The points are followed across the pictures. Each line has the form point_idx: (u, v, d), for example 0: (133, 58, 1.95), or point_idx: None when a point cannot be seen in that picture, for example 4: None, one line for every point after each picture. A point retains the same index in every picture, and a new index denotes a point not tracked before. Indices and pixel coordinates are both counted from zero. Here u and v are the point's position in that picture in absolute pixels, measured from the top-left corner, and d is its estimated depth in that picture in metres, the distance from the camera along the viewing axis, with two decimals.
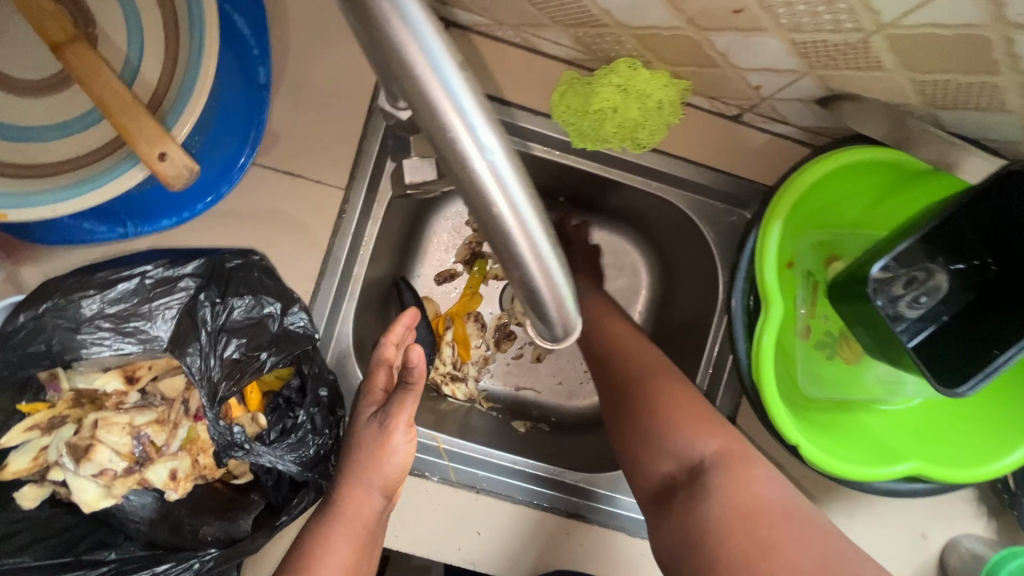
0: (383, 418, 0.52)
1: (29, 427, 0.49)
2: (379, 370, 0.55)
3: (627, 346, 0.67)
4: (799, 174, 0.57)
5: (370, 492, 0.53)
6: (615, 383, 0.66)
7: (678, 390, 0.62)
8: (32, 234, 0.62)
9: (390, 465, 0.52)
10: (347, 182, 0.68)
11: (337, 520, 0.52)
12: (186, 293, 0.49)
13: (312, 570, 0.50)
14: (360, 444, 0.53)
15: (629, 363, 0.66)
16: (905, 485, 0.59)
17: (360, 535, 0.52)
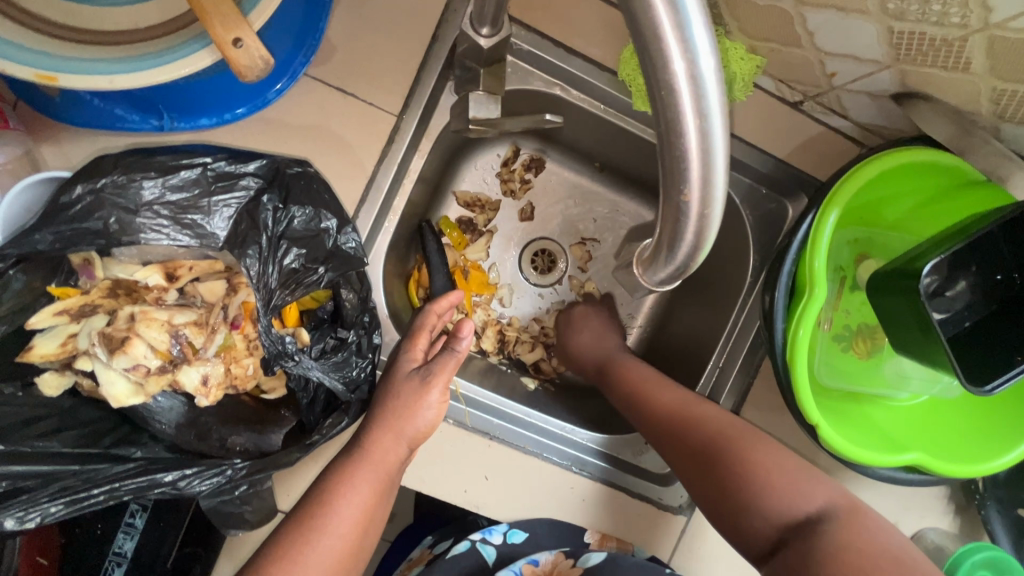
0: (424, 375, 0.58)
1: (57, 312, 0.46)
2: (422, 334, 0.62)
3: (706, 417, 0.67)
4: (857, 169, 0.59)
5: (398, 441, 0.56)
6: (682, 436, 0.67)
7: (744, 436, 0.65)
8: (57, 111, 0.57)
9: (422, 418, 0.57)
10: (400, 109, 0.65)
11: (362, 461, 0.55)
12: (248, 191, 0.47)
13: (336, 501, 0.53)
14: (396, 394, 0.58)
15: (698, 428, 0.66)
16: (900, 474, 0.64)
17: (380, 480, 0.55)
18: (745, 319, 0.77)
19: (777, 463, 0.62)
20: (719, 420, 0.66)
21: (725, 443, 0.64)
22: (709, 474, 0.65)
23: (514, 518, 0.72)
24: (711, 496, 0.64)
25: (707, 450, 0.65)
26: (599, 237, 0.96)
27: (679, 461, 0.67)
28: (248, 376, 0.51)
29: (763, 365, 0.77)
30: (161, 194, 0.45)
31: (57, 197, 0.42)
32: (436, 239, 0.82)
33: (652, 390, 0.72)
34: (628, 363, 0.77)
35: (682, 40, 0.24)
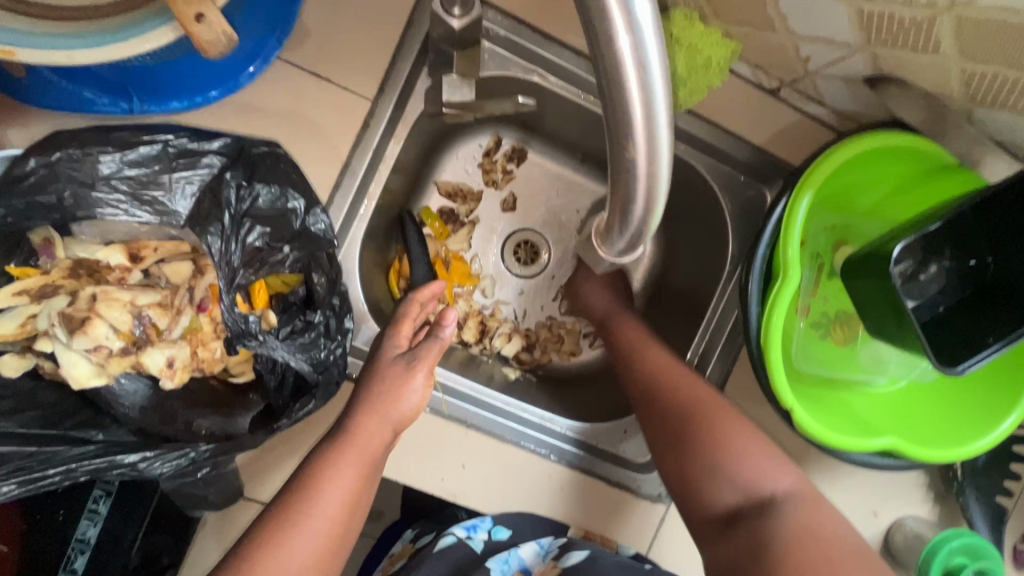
0: (412, 361, 0.59)
1: (17, 292, 0.45)
2: (406, 321, 0.62)
3: (673, 377, 0.69)
4: (831, 152, 0.59)
5: (382, 424, 0.56)
6: (654, 405, 0.69)
7: (713, 408, 0.66)
8: (21, 91, 0.56)
9: (406, 401, 0.57)
10: (375, 94, 0.64)
11: (347, 445, 0.54)
12: (211, 170, 0.46)
13: (320, 486, 0.52)
14: (381, 380, 0.58)
15: (675, 398, 0.67)
16: (876, 458, 0.64)
17: (366, 464, 0.54)
18: (723, 307, 0.78)
19: (749, 442, 0.64)
20: (698, 394, 0.67)
21: (698, 418, 0.66)
22: (677, 445, 0.66)
23: (491, 507, 0.72)
24: (673, 459, 0.66)
25: (681, 422, 0.66)
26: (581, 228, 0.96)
27: (654, 430, 0.69)
28: (216, 359, 0.51)
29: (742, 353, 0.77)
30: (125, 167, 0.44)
31: (8, 170, 0.41)
32: (417, 228, 0.81)
33: (642, 354, 0.72)
34: (628, 326, 0.76)
35: (623, 4, 0.24)
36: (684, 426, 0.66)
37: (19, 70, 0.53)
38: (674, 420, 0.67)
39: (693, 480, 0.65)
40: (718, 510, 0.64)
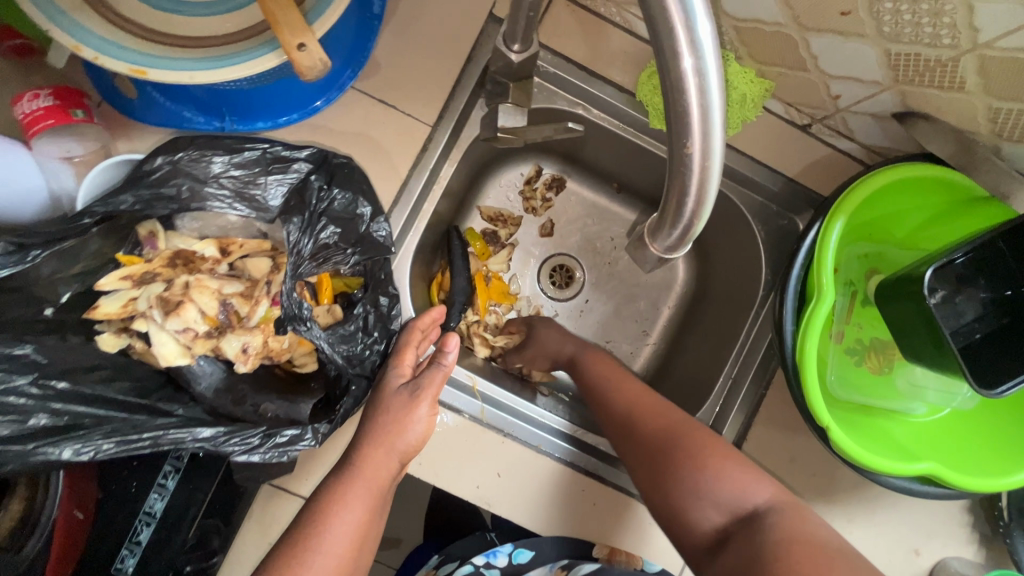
0: (415, 394, 0.56)
1: (123, 277, 0.50)
2: (409, 348, 0.58)
3: (645, 400, 0.71)
4: (863, 179, 0.62)
5: (389, 455, 0.55)
6: (634, 431, 0.70)
7: (691, 425, 0.68)
8: (134, 110, 0.65)
9: (412, 432, 0.55)
10: (434, 121, 0.71)
11: (353, 477, 0.53)
12: (298, 175, 0.52)
13: (327, 519, 0.51)
14: (385, 409, 0.56)
15: (654, 420, 0.69)
16: (916, 485, 0.63)
17: (374, 497, 0.54)
18: (756, 331, 0.80)
19: (732, 465, 0.64)
20: (678, 416, 0.69)
21: (682, 443, 0.66)
22: (661, 467, 0.66)
23: (525, 519, 0.72)
24: (653, 485, 0.66)
25: (660, 449, 0.67)
26: (615, 254, 1.00)
27: (632, 459, 0.69)
28: (283, 350, 0.55)
29: (776, 377, 0.78)
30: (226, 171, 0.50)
31: (139, 165, 0.47)
32: (462, 246, 0.87)
33: (618, 383, 0.74)
34: (598, 363, 0.78)
35: (689, 32, 0.28)
36: (665, 451, 0.66)
37: (132, 89, 0.63)
38: (650, 440, 0.68)
39: (679, 505, 0.64)
40: (708, 533, 0.63)
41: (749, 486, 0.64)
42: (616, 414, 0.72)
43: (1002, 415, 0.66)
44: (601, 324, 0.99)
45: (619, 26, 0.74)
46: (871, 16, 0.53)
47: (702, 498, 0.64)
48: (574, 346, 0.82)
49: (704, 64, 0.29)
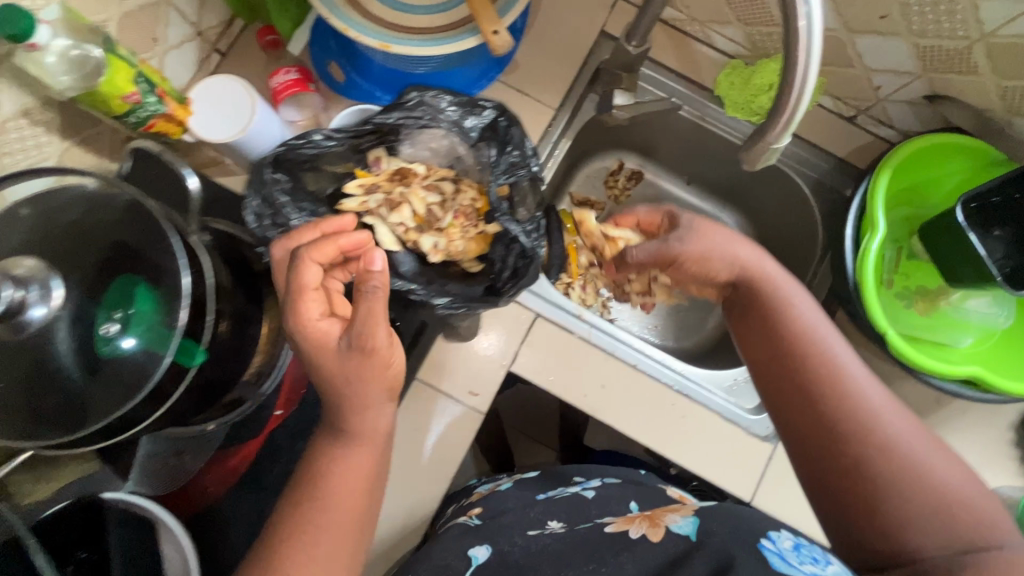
0: (358, 346, 0.56)
1: (358, 185, 0.71)
2: (309, 300, 0.57)
3: (840, 392, 0.59)
4: (903, 143, 0.79)
5: (377, 402, 0.61)
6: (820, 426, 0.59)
7: (889, 428, 0.56)
8: (341, 88, 0.89)
9: (392, 366, 0.59)
10: (557, 106, 0.92)
11: (352, 436, 0.61)
12: (489, 118, 0.70)
13: (334, 477, 0.59)
14: (348, 377, 0.57)
15: (850, 420, 0.57)
16: (964, 389, 0.76)
17: (372, 447, 0.62)
18: (817, 283, 0.94)
19: (932, 451, 0.55)
20: (875, 420, 0.57)
21: (876, 432, 0.56)
22: (847, 472, 0.56)
23: (623, 424, 0.86)
24: (824, 465, 0.58)
25: (857, 434, 0.57)
26: None
27: (805, 431, 0.60)
28: (459, 250, 0.73)
29: (836, 319, 0.91)
30: (448, 107, 0.69)
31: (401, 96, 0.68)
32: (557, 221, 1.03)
33: (812, 367, 0.62)
34: (798, 307, 0.65)
35: None
36: (857, 437, 0.56)
37: (340, 74, 0.87)
38: (841, 439, 0.57)
39: (863, 498, 0.55)
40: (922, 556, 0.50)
41: (942, 468, 0.54)
42: (800, 402, 0.61)
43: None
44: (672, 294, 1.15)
45: (700, 40, 0.96)
46: (903, 18, 0.73)
47: (891, 492, 0.53)
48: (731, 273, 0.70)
49: (810, 13, 0.48)
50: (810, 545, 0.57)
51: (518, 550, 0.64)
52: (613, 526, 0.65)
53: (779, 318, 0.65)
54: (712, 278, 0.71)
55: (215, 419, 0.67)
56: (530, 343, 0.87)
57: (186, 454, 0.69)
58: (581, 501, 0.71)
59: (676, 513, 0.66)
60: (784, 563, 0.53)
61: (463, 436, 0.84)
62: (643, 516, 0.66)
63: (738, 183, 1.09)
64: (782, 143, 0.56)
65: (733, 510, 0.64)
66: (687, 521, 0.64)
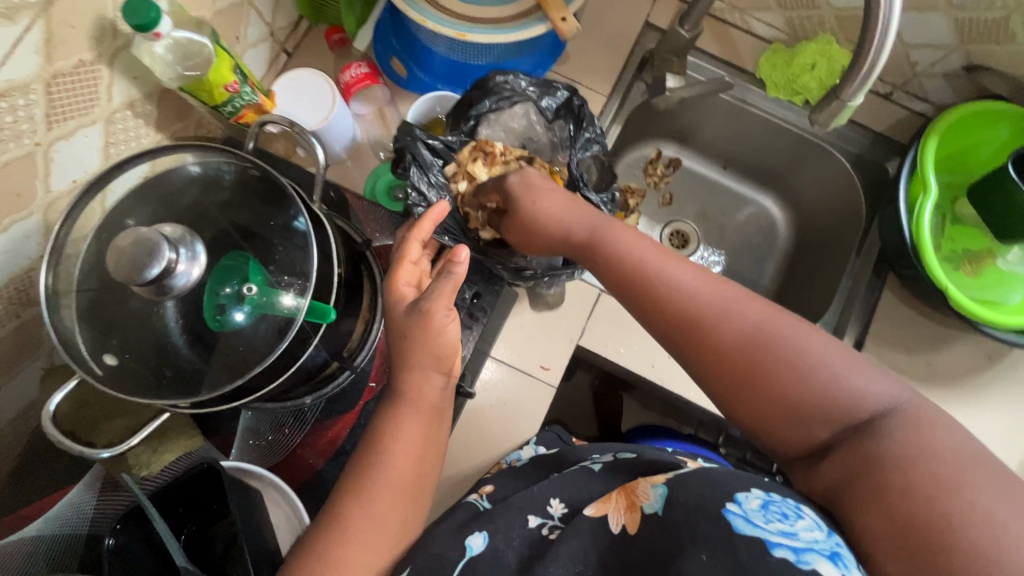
0: (421, 309, 0.60)
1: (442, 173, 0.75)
2: (403, 268, 0.64)
3: (698, 313, 0.56)
4: (947, 111, 0.84)
5: (431, 366, 0.61)
6: (733, 365, 0.53)
7: (748, 337, 0.53)
8: (404, 84, 0.93)
9: (444, 336, 0.61)
10: (609, 93, 0.97)
11: (406, 405, 0.61)
12: (564, 97, 0.75)
13: (384, 446, 0.58)
14: (405, 333, 0.61)
15: (716, 342, 0.54)
16: (1022, 339, 0.79)
17: (422, 415, 0.61)
18: (866, 251, 0.97)
19: (834, 357, 0.51)
20: (740, 330, 0.54)
21: (762, 344, 0.52)
22: (743, 394, 0.53)
23: (691, 392, 0.88)
24: (739, 402, 0.53)
25: (745, 355, 0.53)
26: (724, 219, 1.22)
27: (712, 370, 0.54)
28: None
29: (888, 283, 0.96)
30: (528, 88, 0.74)
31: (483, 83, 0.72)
32: None
33: (667, 293, 0.58)
34: (622, 235, 0.65)
35: None
36: (744, 352, 0.53)
37: (403, 69, 0.91)
38: (733, 369, 0.53)
39: (782, 418, 0.51)
40: (810, 445, 0.51)
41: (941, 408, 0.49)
42: (686, 338, 0.56)
43: None
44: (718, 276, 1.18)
45: (739, 28, 1.02)
46: None
47: (801, 412, 0.50)
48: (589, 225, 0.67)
49: None
50: (780, 499, 0.47)
51: (512, 550, 0.54)
52: (592, 508, 0.54)
53: (610, 250, 0.64)
54: (570, 234, 0.68)
55: (315, 391, 0.68)
56: (596, 318, 0.90)
57: (286, 427, 0.71)
58: (585, 479, 0.62)
59: (651, 483, 0.54)
60: (747, 526, 0.43)
61: (539, 409, 0.86)
62: (620, 493, 0.55)
63: (777, 165, 1.13)
64: (855, 99, 0.61)
65: (705, 471, 0.50)
66: (657, 494, 0.51)
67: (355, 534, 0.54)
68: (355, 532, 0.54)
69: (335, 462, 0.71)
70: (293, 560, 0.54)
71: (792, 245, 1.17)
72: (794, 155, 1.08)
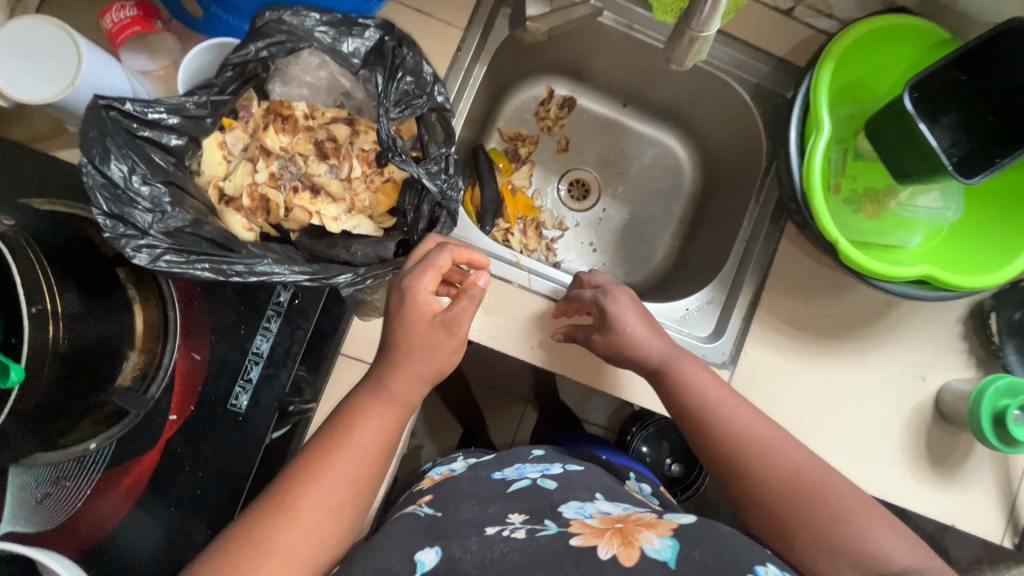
0: (449, 327, 0.56)
1: (221, 144, 0.58)
2: (431, 272, 0.56)
3: (759, 445, 0.62)
4: (847, 30, 0.72)
5: (418, 381, 0.59)
6: (769, 502, 0.59)
7: (786, 464, 0.60)
8: (202, 29, 0.72)
9: (439, 361, 0.57)
10: (465, 25, 0.79)
11: (383, 398, 0.58)
12: (374, 39, 0.58)
13: (341, 450, 0.55)
14: (418, 337, 0.57)
15: (776, 477, 0.59)
16: (916, 290, 0.72)
17: (399, 412, 0.58)
18: (765, 195, 0.88)
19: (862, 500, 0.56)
20: (799, 470, 0.59)
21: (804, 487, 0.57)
22: (783, 528, 0.57)
23: (580, 374, 0.78)
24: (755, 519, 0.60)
25: (784, 496, 0.58)
26: (628, 163, 1.10)
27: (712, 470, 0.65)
28: (365, 207, 0.63)
29: (785, 232, 0.86)
30: (318, 27, 0.56)
31: (253, 19, 0.54)
32: (488, 164, 0.99)
33: (724, 422, 0.64)
34: (689, 371, 0.68)
35: None
36: (787, 495, 0.58)
37: (195, 9, 0.70)
38: (795, 509, 0.57)
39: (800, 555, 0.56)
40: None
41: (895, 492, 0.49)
42: (728, 466, 0.62)
43: (1004, 238, 0.73)
44: (621, 227, 1.09)
45: None
46: None
47: (832, 552, 0.54)
48: (662, 353, 0.69)
49: None
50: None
51: (472, 557, 0.51)
52: (579, 539, 0.53)
53: (677, 383, 0.68)
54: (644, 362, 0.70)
55: (96, 437, 0.57)
56: None
57: (69, 479, 0.59)
58: (542, 491, 0.63)
59: (652, 531, 0.53)
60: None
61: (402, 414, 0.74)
62: (615, 531, 0.53)
63: (677, 99, 1.00)
64: (710, 29, 0.49)
65: (721, 535, 0.52)
66: (665, 544, 0.50)
67: (301, 525, 0.52)
68: (306, 523, 0.52)
69: (142, 507, 0.61)
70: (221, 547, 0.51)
71: (697, 187, 1.07)
72: (694, 87, 0.95)
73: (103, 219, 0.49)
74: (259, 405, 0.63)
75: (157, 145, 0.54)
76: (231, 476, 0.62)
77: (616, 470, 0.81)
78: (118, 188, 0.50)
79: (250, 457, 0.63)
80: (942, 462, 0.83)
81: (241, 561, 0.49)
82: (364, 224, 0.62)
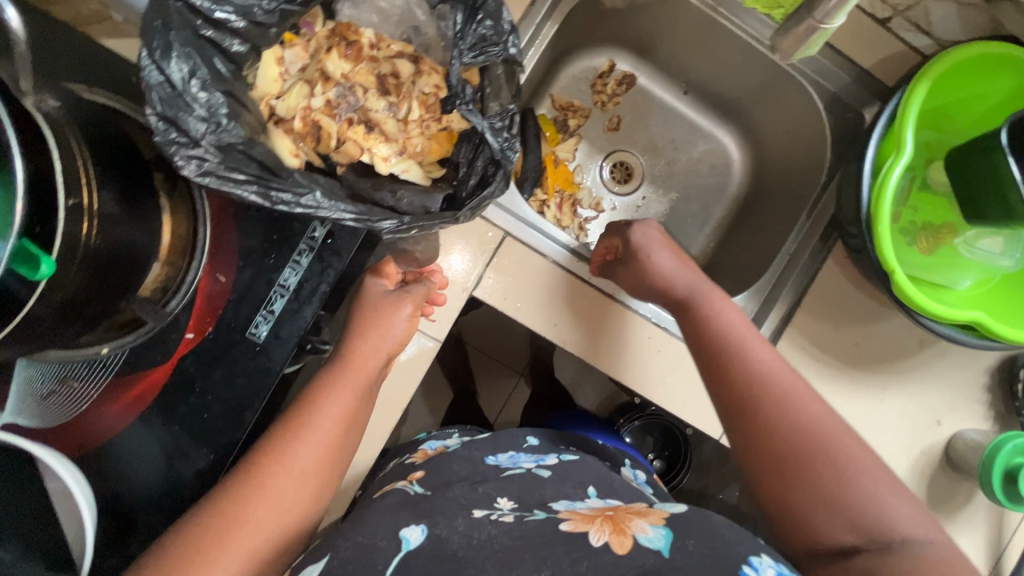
0: (399, 296, 0.65)
1: (279, 60, 0.56)
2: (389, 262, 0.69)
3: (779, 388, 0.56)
4: (947, 51, 0.68)
5: (378, 350, 0.64)
6: (783, 448, 0.52)
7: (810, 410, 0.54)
8: None
9: (394, 328, 0.65)
10: None
11: (345, 369, 0.62)
12: None
13: (305, 421, 0.57)
14: (373, 308, 0.65)
15: (794, 420, 0.53)
16: (959, 334, 0.71)
17: (359, 386, 0.61)
18: (818, 211, 0.85)
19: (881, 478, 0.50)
20: (827, 425, 0.53)
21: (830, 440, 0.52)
22: (787, 472, 0.52)
23: (598, 360, 0.74)
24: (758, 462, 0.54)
25: (790, 443, 0.53)
26: (677, 152, 1.05)
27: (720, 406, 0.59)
28: (416, 152, 0.60)
29: (833, 252, 0.83)
30: None
31: None
32: (535, 126, 0.94)
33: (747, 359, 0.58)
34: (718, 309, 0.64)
35: None
36: (797, 444, 0.52)
37: None
38: (808, 456, 0.51)
39: (794, 505, 0.51)
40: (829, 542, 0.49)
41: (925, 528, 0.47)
42: (737, 397, 0.57)
43: None
44: (658, 218, 1.05)
45: None
46: None
47: (834, 507, 0.49)
48: (687, 289, 0.67)
49: None
50: None
51: (459, 537, 0.46)
52: (569, 524, 0.49)
53: (701, 320, 0.64)
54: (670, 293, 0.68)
55: (110, 343, 0.55)
56: (497, 264, 0.72)
57: (74, 380, 0.57)
58: (536, 480, 0.58)
59: (644, 520, 0.49)
60: None
61: (415, 372, 0.70)
62: (606, 519, 0.49)
63: (743, 95, 0.96)
64: (831, 24, 0.55)
65: (710, 519, 0.48)
66: (657, 533, 0.46)
67: (272, 494, 0.54)
68: (271, 497, 0.54)
69: (144, 419, 0.59)
70: (194, 516, 0.51)
71: (744, 189, 1.03)
72: (764, 86, 0.91)
73: (148, 115, 0.45)
74: (277, 338, 0.61)
75: (218, 50, 0.51)
76: (238, 405, 0.60)
77: (610, 457, 0.78)
78: (171, 86, 0.47)
79: (262, 389, 0.61)
80: (938, 506, 0.82)
81: (213, 524, 0.50)
82: (413, 170, 0.59)
